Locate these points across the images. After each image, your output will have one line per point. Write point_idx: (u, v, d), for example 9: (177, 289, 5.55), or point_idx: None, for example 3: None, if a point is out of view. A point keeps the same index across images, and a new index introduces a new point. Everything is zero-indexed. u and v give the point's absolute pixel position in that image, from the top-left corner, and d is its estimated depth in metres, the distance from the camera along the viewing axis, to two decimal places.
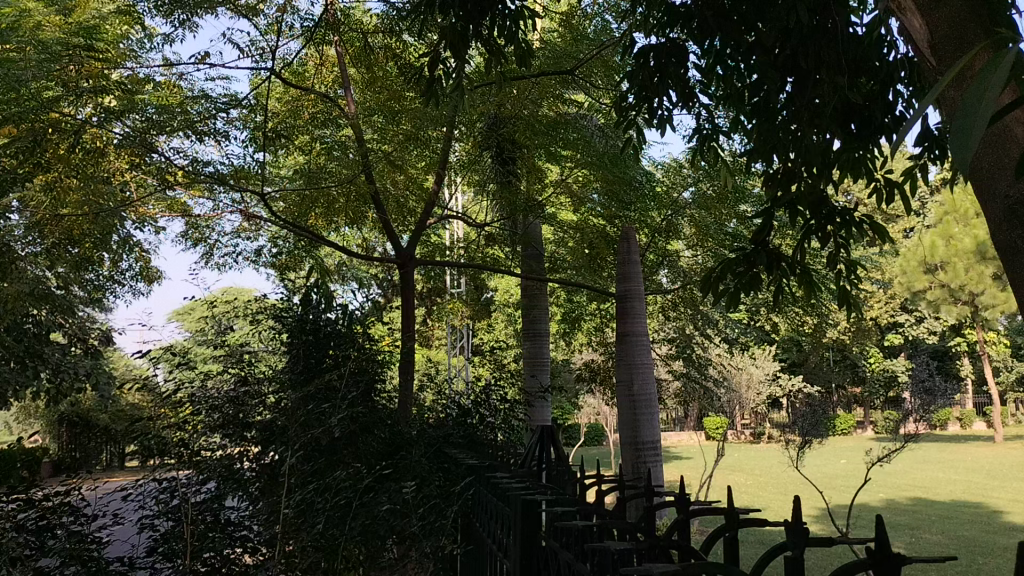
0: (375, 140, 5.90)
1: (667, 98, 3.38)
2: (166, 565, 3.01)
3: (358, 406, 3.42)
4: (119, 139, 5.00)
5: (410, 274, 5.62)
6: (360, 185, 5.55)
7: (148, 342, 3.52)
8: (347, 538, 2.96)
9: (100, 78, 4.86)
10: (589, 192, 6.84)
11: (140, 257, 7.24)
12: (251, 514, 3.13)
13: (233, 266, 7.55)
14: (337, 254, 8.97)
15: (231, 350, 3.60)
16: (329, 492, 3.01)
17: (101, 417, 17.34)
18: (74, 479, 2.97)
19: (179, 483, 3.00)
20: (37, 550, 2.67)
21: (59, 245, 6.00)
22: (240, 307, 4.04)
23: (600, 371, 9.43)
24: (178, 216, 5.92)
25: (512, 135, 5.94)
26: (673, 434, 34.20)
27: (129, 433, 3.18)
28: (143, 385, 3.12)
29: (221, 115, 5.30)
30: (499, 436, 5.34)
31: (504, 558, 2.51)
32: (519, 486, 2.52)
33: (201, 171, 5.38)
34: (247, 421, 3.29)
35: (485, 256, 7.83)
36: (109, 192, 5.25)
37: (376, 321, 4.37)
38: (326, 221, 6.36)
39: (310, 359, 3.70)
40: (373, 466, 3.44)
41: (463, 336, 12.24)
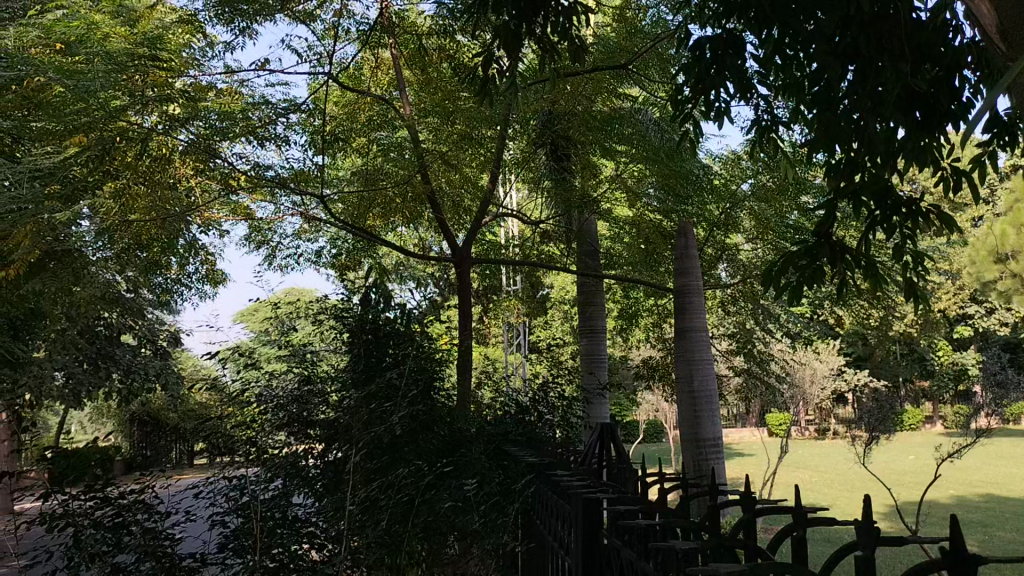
0: (430, 141, 5.96)
1: (725, 90, 3.32)
2: (237, 561, 3.04)
3: (419, 403, 3.45)
4: (184, 146, 5.16)
5: (467, 273, 5.65)
6: (417, 186, 5.61)
7: (215, 342, 3.65)
8: (411, 534, 2.99)
9: (164, 86, 5.00)
10: (645, 186, 6.79)
11: (205, 260, 7.44)
12: (317, 511, 3.23)
13: (294, 267, 7.72)
14: (395, 254, 9.09)
15: (294, 350, 3.69)
16: (392, 489, 3.04)
17: (170, 417, 17.92)
18: (147, 478, 3.05)
19: (248, 480, 3.06)
20: (114, 546, 2.73)
21: (127, 250, 6.18)
22: (303, 308, 4.13)
23: (658, 368, 9.37)
24: (240, 220, 6.07)
25: (566, 131, 5.94)
26: (734, 431, 33.79)
27: (198, 432, 3.31)
28: (212, 384, 3.35)
29: (281, 120, 5.44)
30: (558, 433, 5.33)
31: (566, 556, 2.51)
32: (580, 484, 2.51)
33: (263, 176, 5.56)
34: (311, 418, 3.33)
35: (540, 253, 7.84)
36: (175, 197, 5.38)
37: (434, 319, 4.41)
38: (384, 222, 6.44)
39: (370, 358, 3.74)
40: (435, 462, 3.47)
41: (519, 333, 12.30)
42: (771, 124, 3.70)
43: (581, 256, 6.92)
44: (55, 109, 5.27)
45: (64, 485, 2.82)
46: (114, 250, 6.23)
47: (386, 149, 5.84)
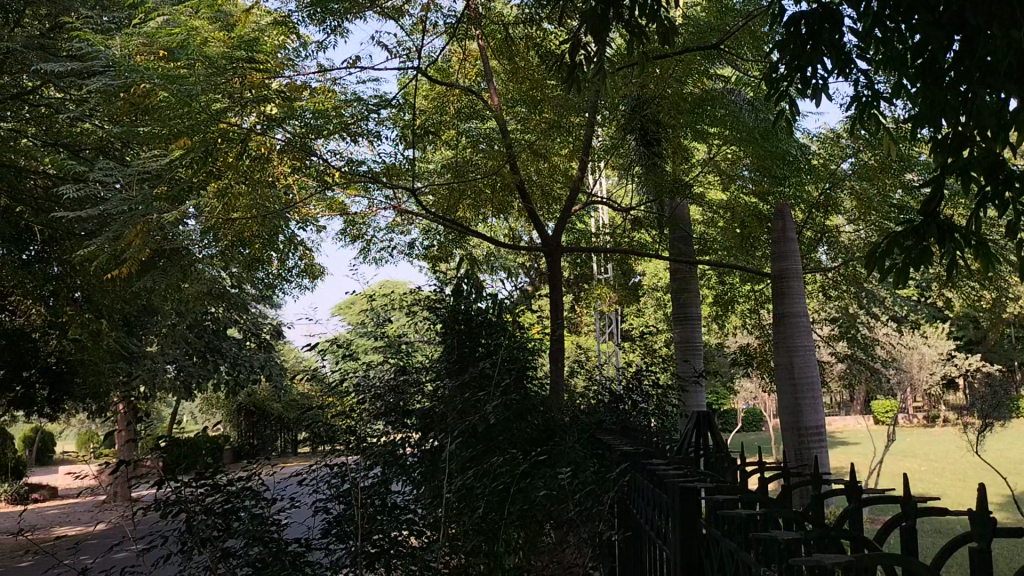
0: (519, 131, 5.97)
1: (821, 66, 3.18)
2: (340, 546, 3.09)
3: (512, 393, 3.47)
4: (282, 145, 5.38)
5: (558, 261, 5.62)
6: (506, 176, 5.62)
7: (315, 335, 3.77)
8: (508, 522, 2.98)
9: (261, 88, 5.17)
10: (739, 168, 6.67)
11: (304, 255, 7.68)
12: (416, 498, 3.24)
13: (389, 259, 7.89)
14: (486, 245, 9.17)
15: (390, 341, 3.77)
16: (488, 478, 3.03)
17: (275, 407, 18.61)
18: (254, 465, 3.17)
19: (348, 468, 3.12)
20: (224, 531, 2.83)
21: (231, 247, 6.41)
22: (397, 300, 4.21)
23: (756, 355, 9.16)
24: (336, 214, 6.24)
25: (656, 115, 5.85)
26: (837, 418, 32.80)
27: (300, 422, 3.41)
28: (311, 376, 3.45)
29: (372, 115, 5.58)
30: (653, 422, 5.26)
31: (665, 546, 2.47)
32: (678, 474, 2.47)
33: (356, 171, 5.75)
34: (408, 409, 3.38)
35: (632, 240, 7.76)
36: (274, 195, 5.57)
37: (525, 308, 4.43)
38: (474, 212, 6.51)
39: (463, 349, 3.79)
40: (530, 451, 3.48)
41: (612, 321, 12.22)
42: (872, 99, 3.53)
43: (673, 243, 6.82)
44: (159, 114, 5.48)
45: (177, 472, 2.95)
46: (218, 247, 6.48)
47: (475, 141, 5.90)
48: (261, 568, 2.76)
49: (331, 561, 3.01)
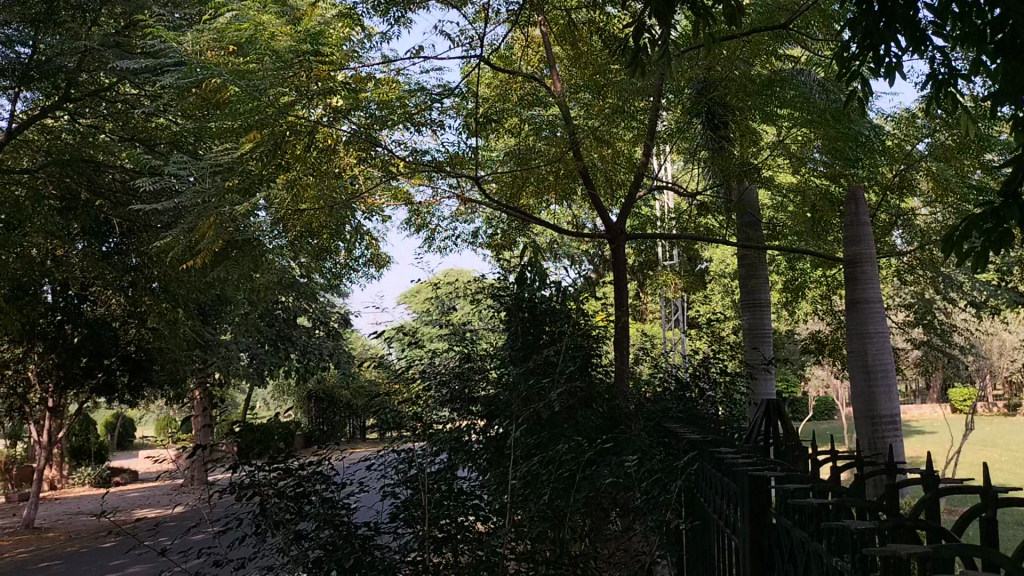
0: (581, 117, 5.95)
1: (896, 45, 3.07)
2: (408, 531, 3.10)
3: (577, 380, 3.47)
4: (347, 136, 5.47)
5: (623, 248, 5.57)
6: (569, 163, 5.61)
7: (382, 323, 3.85)
8: (574, 509, 2.96)
9: (328, 81, 5.26)
10: (808, 151, 6.58)
11: (371, 244, 7.80)
12: (482, 484, 3.24)
13: (454, 248, 7.95)
14: (549, 232, 9.18)
15: (455, 329, 3.83)
16: (553, 465, 3.04)
17: (344, 394, 18.99)
18: (324, 451, 3.24)
19: (414, 453, 3.14)
20: (296, 514, 2.89)
21: (300, 238, 6.54)
22: (462, 288, 4.25)
23: (827, 342, 8.97)
24: (401, 203, 6.32)
25: (723, 98, 5.75)
26: (913, 407, 31.90)
27: (369, 408, 3.47)
28: (379, 363, 3.51)
29: (436, 104, 5.62)
30: (721, 410, 5.19)
31: (734, 535, 2.43)
32: (746, 463, 2.44)
33: (420, 161, 5.81)
34: (473, 395, 3.43)
35: (698, 225, 7.65)
36: (341, 186, 5.67)
37: (590, 295, 4.42)
38: (537, 199, 6.51)
39: (527, 336, 3.81)
40: (595, 438, 3.47)
41: (678, 308, 12.11)
42: (949, 77, 3.40)
43: (742, 229, 6.70)
44: (231, 109, 5.63)
45: (252, 456, 3.03)
46: (288, 238, 6.61)
47: (538, 127, 5.89)
48: (332, 551, 2.80)
49: (400, 545, 3.02)
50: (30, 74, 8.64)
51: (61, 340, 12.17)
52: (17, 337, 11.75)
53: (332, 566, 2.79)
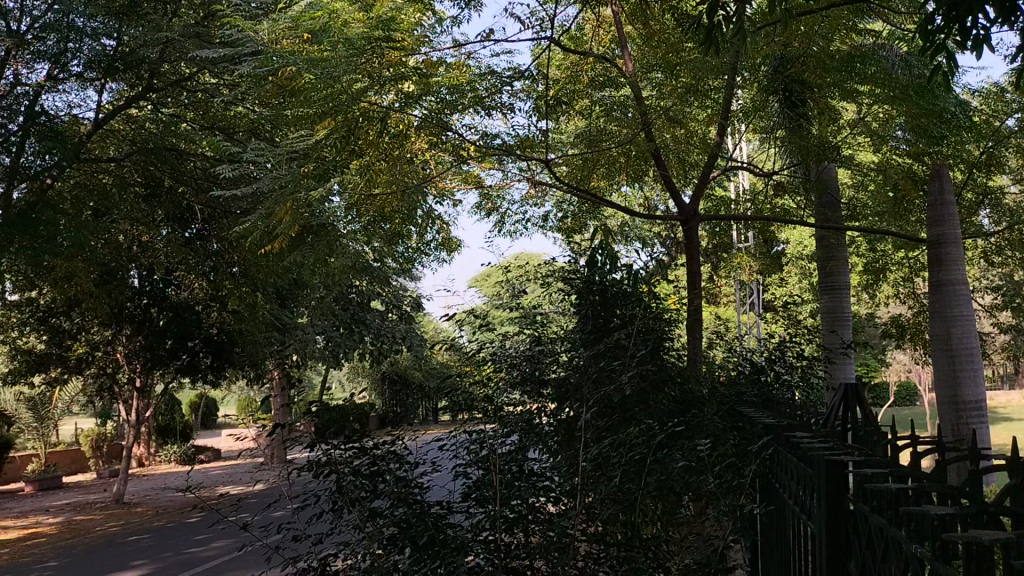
0: (653, 97, 5.89)
1: (984, 15, 2.94)
2: (480, 511, 3.04)
3: (648, 364, 3.45)
4: (418, 122, 5.51)
5: (696, 231, 5.48)
6: (641, 144, 5.55)
7: (453, 305, 3.91)
8: (646, 492, 2.89)
9: (400, 66, 5.31)
10: (891, 128, 6.44)
11: (442, 228, 7.88)
12: (553, 465, 3.13)
13: (524, 231, 7.97)
14: (620, 215, 9.12)
15: (525, 312, 3.85)
16: (625, 447, 3.01)
17: (416, 376, 19.30)
18: (398, 431, 3.29)
19: (485, 434, 3.14)
20: (371, 492, 2.93)
21: (373, 223, 6.63)
22: (532, 271, 4.27)
23: (909, 326, 8.70)
24: (472, 187, 6.35)
25: (801, 75, 5.58)
26: (1001, 394, 30.75)
27: (440, 391, 3.52)
28: (451, 345, 3.56)
29: (506, 87, 5.63)
30: (798, 394, 5.08)
31: (811, 522, 2.37)
32: (823, 448, 2.37)
33: (490, 145, 5.84)
34: (542, 378, 3.40)
35: (774, 206, 7.48)
36: (413, 170, 5.74)
37: (661, 278, 4.41)
38: (608, 181, 6.47)
39: (598, 319, 3.81)
40: (666, 423, 3.45)
41: (752, 291, 11.90)
42: None
43: (820, 209, 6.52)
44: (305, 95, 5.68)
45: (329, 435, 3.10)
46: (362, 224, 6.70)
47: (609, 107, 5.84)
48: (407, 528, 2.83)
49: (472, 524, 3.00)
50: (115, 66, 9.11)
51: (147, 323, 12.64)
52: (107, 320, 12.25)
53: (407, 544, 2.81)
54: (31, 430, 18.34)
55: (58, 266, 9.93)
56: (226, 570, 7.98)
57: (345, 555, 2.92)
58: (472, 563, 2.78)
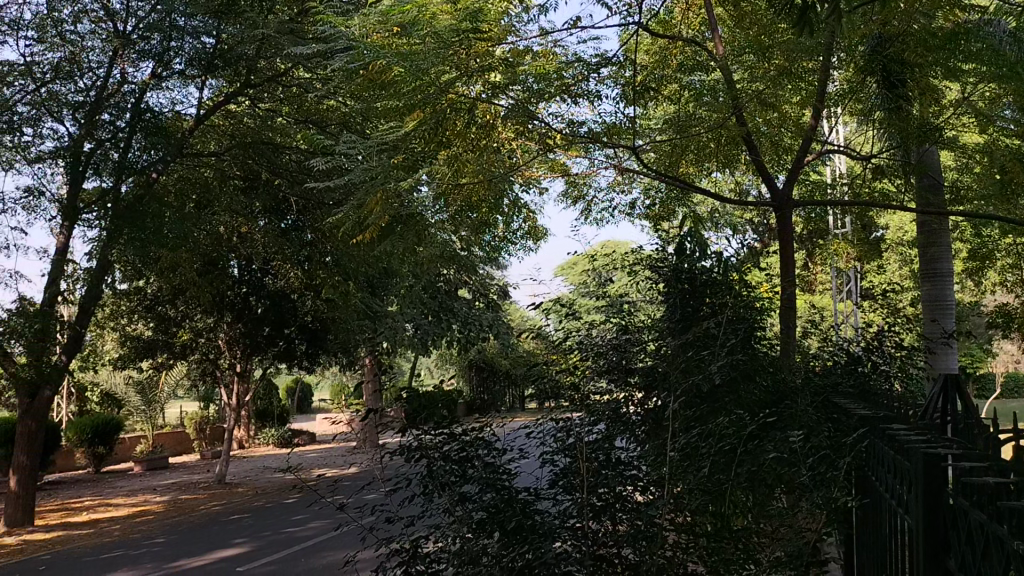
0: (745, 80, 5.76)
1: None
2: (567, 498, 3.07)
3: (738, 352, 3.40)
4: (505, 112, 5.56)
5: (789, 218, 5.33)
6: (732, 129, 5.45)
7: (540, 294, 3.95)
8: (735, 483, 2.85)
9: (488, 57, 5.35)
10: (999, 108, 6.13)
11: (529, 217, 7.91)
12: (640, 455, 3.13)
13: (611, 219, 7.93)
14: (710, 201, 8.96)
15: (612, 300, 3.85)
16: (714, 437, 2.98)
17: (504, 363, 19.46)
18: (487, 418, 3.33)
19: (572, 422, 3.15)
20: (461, 477, 2.98)
21: (461, 212, 6.71)
22: (620, 259, 4.28)
23: (1019, 315, 8.28)
24: (559, 175, 6.36)
25: (900, 55, 5.35)
26: None
27: (527, 378, 3.54)
28: (538, 334, 3.60)
29: (593, 75, 5.65)
30: (897, 385, 4.91)
31: (907, 517, 2.31)
32: (920, 441, 2.30)
33: (577, 133, 5.84)
34: (630, 366, 3.35)
35: (872, 190, 7.23)
36: (500, 160, 5.79)
37: (752, 266, 4.34)
38: (698, 167, 6.37)
39: (687, 308, 3.78)
40: (756, 413, 3.40)
41: (849, 279, 11.53)
42: None
43: (921, 193, 6.26)
44: (395, 89, 5.81)
45: (419, 421, 3.17)
46: (450, 213, 6.78)
47: (699, 93, 5.79)
48: (495, 513, 2.87)
49: (558, 510, 3.02)
50: (214, 63, 9.62)
51: (246, 311, 13.10)
52: (209, 308, 12.77)
53: (495, 528, 2.85)
54: (140, 412, 19.29)
55: (164, 257, 10.41)
56: (322, 549, 8.23)
57: (435, 538, 2.98)
58: (560, 549, 2.80)
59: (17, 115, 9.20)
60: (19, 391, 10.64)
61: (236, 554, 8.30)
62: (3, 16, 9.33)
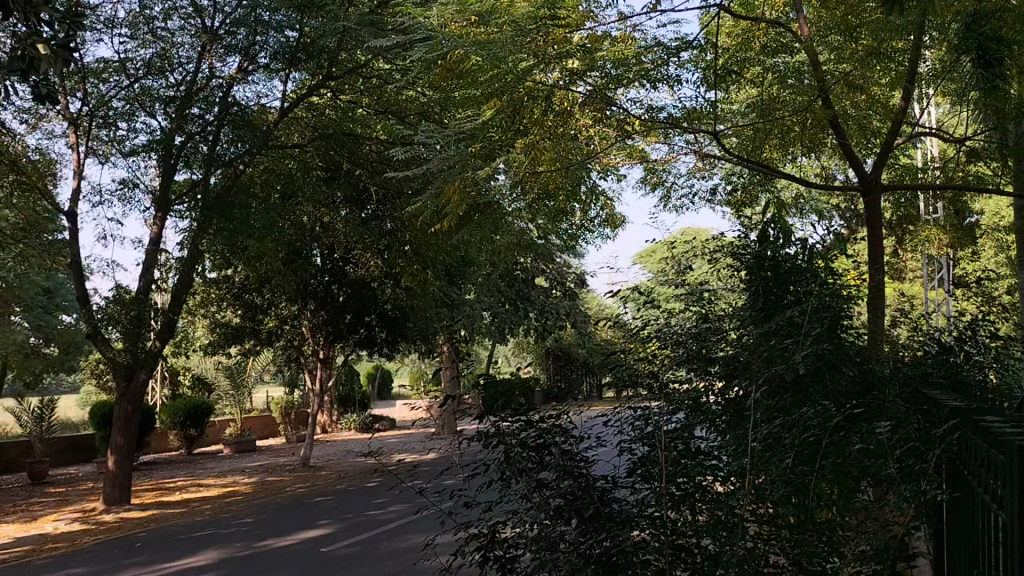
0: (831, 61, 5.59)
1: None
2: (645, 487, 3.05)
3: (823, 342, 3.31)
4: (583, 97, 5.50)
5: (878, 203, 5.15)
6: (817, 112, 5.31)
7: (618, 282, 3.94)
8: (820, 476, 2.78)
9: (565, 44, 5.34)
10: None
11: (606, 204, 7.86)
12: (721, 445, 3.07)
13: (691, 206, 7.81)
14: (795, 187, 8.73)
15: (691, 288, 3.80)
16: (797, 428, 2.90)
17: (580, 352, 19.40)
18: (564, 406, 3.32)
19: (651, 411, 3.12)
20: (538, 463, 2.99)
21: (538, 200, 6.71)
22: (700, 246, 4.23)
23: None
24: (637, 162, 6.30)
25: (998, 31, 5.09)
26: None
27: (604, 366, 3.50)
28: (616, 321, 3.58)
29: (673, 60, 5.61)
30: (994, 376, 4.71)
31: (1001, 513, 2.22)
32: (1017, 433, 2.20)
33: (656, 119, 5.79)
34: (710, 356, 3.21)
35: (967, 174, 6.92)
36: (577, 147, 5.81)
37: (839, 253, 4.24)
38: (782, 152, 6.21)
39: (770, 296, 3.71)
40: (843, 404, 3.32)
41: (941, 266, 11.06)
42: None
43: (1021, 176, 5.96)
44: (472, 78, 5.82)
45: (497, 409, 3.18)
46: (527, 201, 6.77)
47: (783, 75, 5.66)
48: (573, 500, 2.86)
49: (637, 499, 3.00)
50: (298, 57, 9.85)
51: (329, 299, 13.40)
52: (293, 295, 13.10)
53: (572, 515, 2.84)
54: (229, 396, 19.96)
55: (251, 246, 10.73)
56: (403, 533, 8.40)
57: (513, 524, 3.00)
58: (639, 537, 2.79)
59: (113, 110, 9.67)
60: (116, 375, 11.04)
61: (320, 535, 8.52)
62: (99, 15, 9.71)
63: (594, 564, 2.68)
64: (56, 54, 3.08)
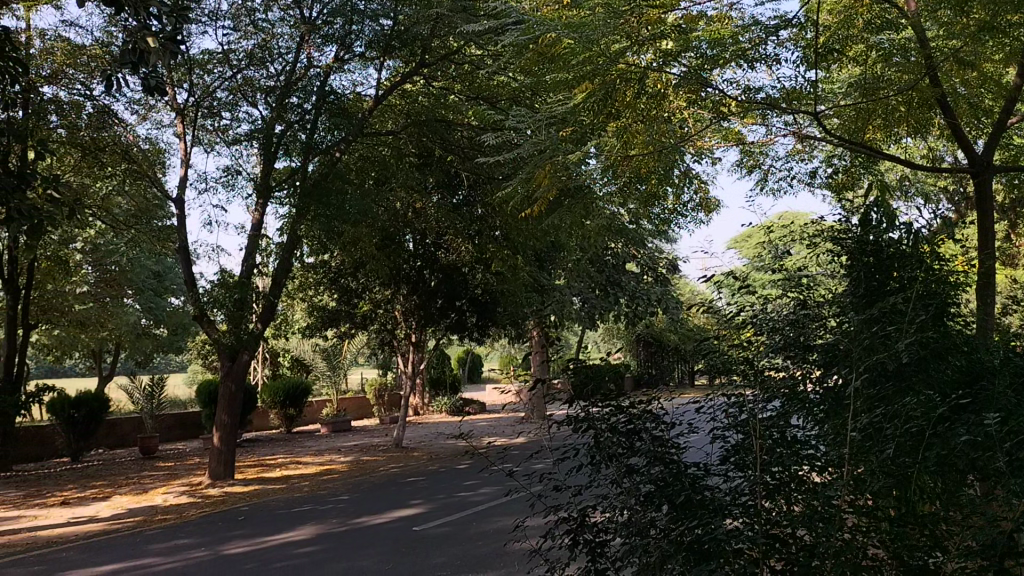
0: (940, 37, 5.34)
1: None
2: (739, 475, 3.01)
3: (929, 330, 3.17)
4: (677, 79, 5.45)
5: (990, 186, 4.90)
6: (925, 90, 5.08)
7: (711, 268, 3.87)
8: (923, 468, 2.68)
9: (659, 24, 5.19)
10: None
11: (700, 188, 7.71)
12: (818, 435, 2.95)
13: (788, 189, 7.59)
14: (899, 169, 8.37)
15: (787, 273, 3.70)
16: (899, 418, 2.78)
17: (672, 338, 19.16)
18: (654, 393, 3.27)
19: (744, 398, 3.05)
20: (628, 449, 2.97)
21: (630, 184, 6.63)
22: (798, 231, 4.12)
23: None
24: (733, 145, 6.17)
25: None
26: None
27: (697, 353, 3.44)
28: (709, 307, 3.50)
29: (772, 39, 5.47)
30: None
31: None
32: None
33: (754, 99, 5.67)
34: (809, 344, 3.12)
35: None
36: (671, 129, 5.73)
37: (946, 237, 4.06)
38: (886, 133, 5.96)
39: (872, 280, 3.58)
40: (948, 394, 3.17)
41: None
42: None
43: None
44: (563, 62, 5.71)
45: (587, 394, 3.17)
46: (619, 186, 6.68)
47: (888, 53, 5.45)
48: (664, 487, 2.85)
49: (730, 487, 2.95)
50: (392, 44, 10.01)
51: (421, 283, 13.62)
52: (387, 280, 13.37)
53: (664, 502, 2.84)
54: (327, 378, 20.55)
55: (346, 231, 10.99)
56: (493, 515, 8.49)
57: (602, 508, 3.00)
58: (731, 526, 2.75)
59: (217, 100, 10.06)
60: (221, 355, 11.51)
61: (411, 515, 8.69)
62: (204, 9, 10.09)
63: (685, 552, 2.69)
64: (164, 47, 3.21)
